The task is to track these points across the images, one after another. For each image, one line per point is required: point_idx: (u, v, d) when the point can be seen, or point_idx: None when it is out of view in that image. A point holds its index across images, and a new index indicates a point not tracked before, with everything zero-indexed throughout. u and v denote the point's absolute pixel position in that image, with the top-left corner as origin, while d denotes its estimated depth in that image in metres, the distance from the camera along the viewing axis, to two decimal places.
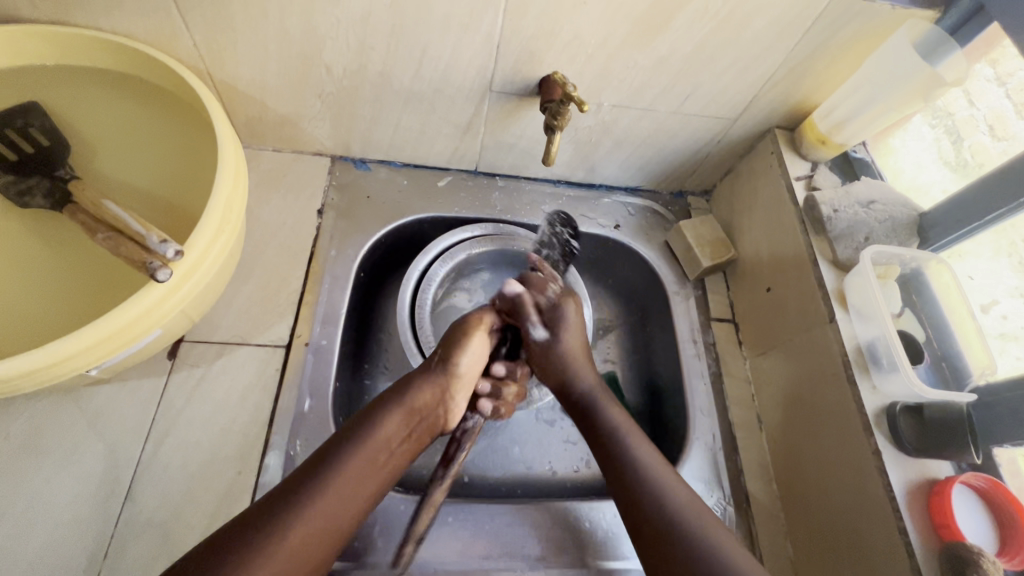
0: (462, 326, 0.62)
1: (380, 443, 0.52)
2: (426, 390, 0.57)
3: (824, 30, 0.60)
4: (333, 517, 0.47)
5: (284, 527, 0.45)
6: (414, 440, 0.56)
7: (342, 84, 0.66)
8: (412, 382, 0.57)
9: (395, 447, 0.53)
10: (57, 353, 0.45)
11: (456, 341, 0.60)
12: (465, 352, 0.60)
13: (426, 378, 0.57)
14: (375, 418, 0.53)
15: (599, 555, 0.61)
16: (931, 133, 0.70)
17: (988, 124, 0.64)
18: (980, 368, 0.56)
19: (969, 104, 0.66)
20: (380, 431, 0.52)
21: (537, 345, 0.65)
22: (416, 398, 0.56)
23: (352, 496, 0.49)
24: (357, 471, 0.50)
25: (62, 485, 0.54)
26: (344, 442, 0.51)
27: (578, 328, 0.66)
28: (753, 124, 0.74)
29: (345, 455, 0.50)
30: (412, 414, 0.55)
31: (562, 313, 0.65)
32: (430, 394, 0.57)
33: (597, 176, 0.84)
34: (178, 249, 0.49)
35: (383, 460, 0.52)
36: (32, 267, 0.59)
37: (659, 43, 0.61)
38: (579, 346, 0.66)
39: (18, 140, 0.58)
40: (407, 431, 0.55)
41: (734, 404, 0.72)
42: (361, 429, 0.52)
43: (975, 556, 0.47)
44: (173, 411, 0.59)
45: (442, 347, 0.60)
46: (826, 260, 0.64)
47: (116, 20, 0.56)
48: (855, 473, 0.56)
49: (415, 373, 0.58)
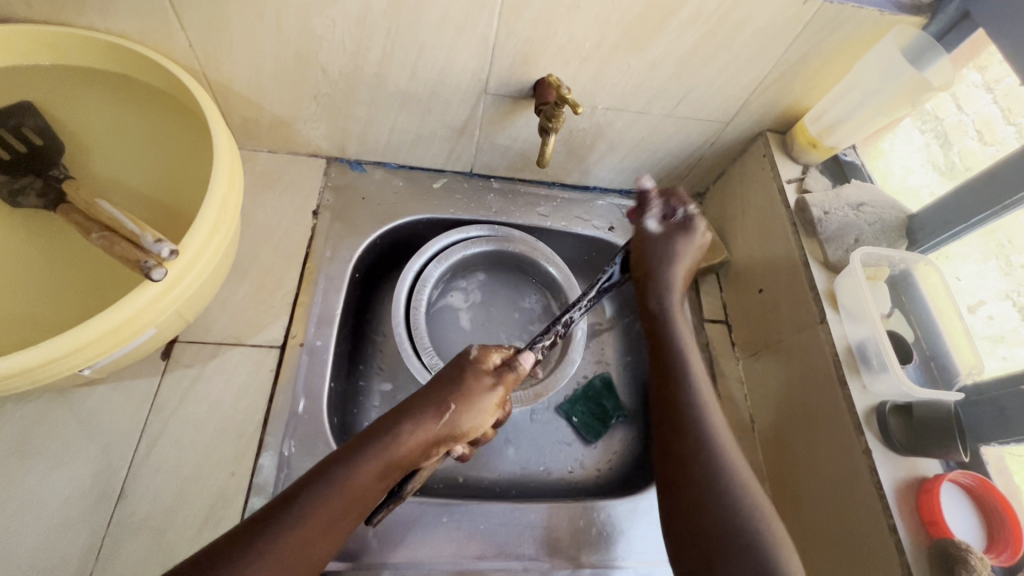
0: (480, 382, 0.58)
1: (350, 496, 0.49)
2: (414, 443, 0.53)
3: (814, 35, 0.61)
4: (286, 572, 0.45)
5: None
6: (386, 489, 0.53)
7: (337, 85, 0.66)
8: (401, 426, 0.53)
9: (366, 500, 0.50)
10: (50, 352, 0.45)
11: (467, 397, 0.56)
12: (470, 412, 0.56)
13: (418, 429, 0.54)
14: (353, 467, 0.50)
15: (592, 555, 0.61)
16: (920, 139, 0.71)
17: (976, 129, 0.65)
18: (967, 367, 0.57)
19: (958, 110, 0.67)
20: (355, 484, 0.50)
21: (646, 232, 0.65)
22: (400, 448, 0.52)
23: (309, 551, 0.47)
24: (320, 526, 0.47)
25: (54, 485, 0.54)
26: (320, 488, 0.48)
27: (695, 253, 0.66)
28: (745, 127, 0.75)
29: (310, 507, 0.47)
30: (393, 466, 0.52)
31: (690, 229, 0.65)
32: (416, 445, 0.53)
33: (592, 178, 0.84)
34: (173, 248, 0.49)
35: (347, 516, 0.49)
36: (25, 266, 0.59)
37: (651, 48, 0.62)
38: (682, 279, 0.65)
39: (11, 140, 0.58)
40: (382, 483, 0.52)
41: (727, 404, 0.72)
42: (337, 477, 0.49)
43: (963, 553, 0.48)
44: (167, 411, 0.59)
45: (452, 401, 0.56)
46: (817, 262, 0.65)
47: (110, 20, 0.56)
48: (845, 471, 0.57)
49: (409, 421, 0.54)
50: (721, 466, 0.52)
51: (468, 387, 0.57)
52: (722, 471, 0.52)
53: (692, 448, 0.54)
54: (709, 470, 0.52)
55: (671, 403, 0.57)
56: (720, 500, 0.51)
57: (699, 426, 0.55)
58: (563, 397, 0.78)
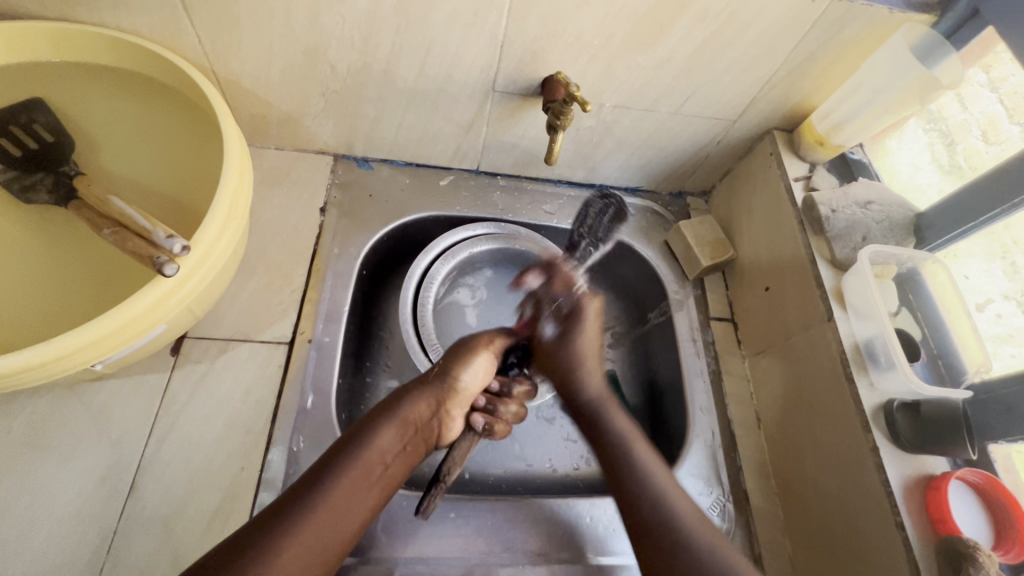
0: (462, 345, 0.63)
1: (376, 459, 0.52)
2: (420, 403, 0.57)
3: (823, 32, 0.61)
4: (330, 533, 0.47)
5: (281, 542, 0.44)
6: (411, 454, 0.56)
7: (346, 82, 0.66)
8: (405, 395, 0.58)
9: (390, 463, 0.53)
10: (63, 347, 0.46)
11: (455, 355, 0.61)
12: (464, 368, 0.61)
13: (423, 392, 0.58)
14: (372, 433, 0.53)
15: (600, 551, 0.61)
16: (926, 138, 0.71)
17: (981, 129, 0.65)
18: (975, 365, 0.57)
19: (963, 109, 0.67)
20: (377, 446, 0.52)
21: (548, 340, 0.69)
22: (408, 412, 0.56)
23: (347, 511, 0.49)
24: (353, 488, 0.50)
25: (66, 479, 0.54)
26: (345, 454, 0.51)
27: (595, 323, 0.70)
28: (752, 125, 0.75)
29: (337, 475, 0.50)
30: (406, 426, 0.56)
31: (580, 317, 0.69)
32: (422, 406, 0.57)
33: (598, 176, 0.84)
34: (184, 244, 0.49)
35: (378, 478, 0.52)
36: (36, 262, 0.59)
37: (659, 45, 0.62)
38: (592, 341, 0.69)
39: (22, 135, 0.58)
40: (403, 445, 0.55)
41: (734, 402, 0.72)
42: (360, 443, 0.52)
43: (970, 550, 0.48)
44: (177, 406, 0.59)
45: (440, 361, 0.62)
46: (824, 260, 0.65)
47: (121, 17, 0.57)
48: (852, 469, 0.57)
49: (411, 387, 0.59)
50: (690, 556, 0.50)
51: (453, 350, 0.62)
52: (689, 551, 0.51)
53: (648, 522, 0.54)
54: (667, 539, 0.52)
55: (615, 481, 0.58)
56: (682, 553, 0.51)
57: (652, 506, 0.55)
58: None
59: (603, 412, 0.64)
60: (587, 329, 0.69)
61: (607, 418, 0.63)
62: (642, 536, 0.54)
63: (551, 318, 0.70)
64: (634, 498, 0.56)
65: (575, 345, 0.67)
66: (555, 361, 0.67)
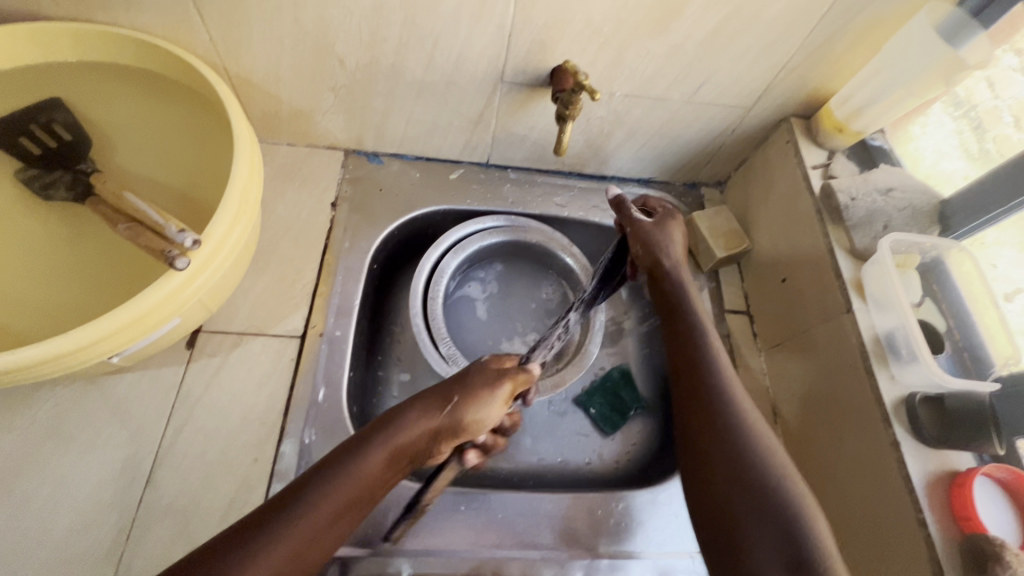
0: (486, 378, 0.58)
1: (362, 488, 0.48)
2: (421, 432, 0.53)
3: (842, 14, 0.59)
4: (298, 565, 0.44)
5: (251, 565, 0.41)
6: (392, 481, 0.52)
7: (354, 77, 0.66)
8: (407, 419, 0.53)
9: (375, 493, 0.50)
10: (78, 341, 0.46)
11: (474, 390, 0.56)
12: (481, 406, 0.56)
13: (431, 418, 0.54)
14: (365, 457, 0.49)
15: (611, 545, 0.61)
16: (952, 124, 0.68)
17: (1013, 115, 0.62)
18: (1005, 358, 0.55)
19: (994, 95, 0.64)
20: (367, 473, 0.49)
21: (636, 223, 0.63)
22: (408, 440, 0.52)
23: (324, 540, 0.46)
24: (331, 519, 0.46)
25: (86, 470, 0.56)
26: (335, 477, 0.47)
27: (682, 244, 0.64)
28: (768, 112, 0.73)
29: (321, 499, 0.46)
30: (401, 456, 0.51)
31: (672, 219, 0.65)
32: (421, 436, 0.53)
33: (609, 167, 0.83)
34: (195, 239, 0.50)
35: (358, 508, 0.49)
36: (55, 257, 0.61)
37: (670, 32, 0.61)
38: (681, 254, 0.63)
39: (41, 136, 0.60)
40: (391, 475, 0.51)
41: (749, 396, 0.71)
42: (351, 468, 0.48)
43: (996, 548, 0.46)
44: (192, 399, 0.60)
45: (457, 389, 0.56)
46: (843, 250, 0.63)
47: (133, 16, 0.57)
48: (872, 465, 0.55)
49: (414, 410, 0.54)
50: (748, 432, 0.49)
51: (473, 381, 0.57)
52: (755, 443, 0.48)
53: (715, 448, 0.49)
54: (726, 444, 0.48)
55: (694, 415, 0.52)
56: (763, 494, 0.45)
57: (729, 411, 0.51)
58: (581, 388, 0.78)
59: (684, 293, 0.60)
60: (676, 234, 0.64)
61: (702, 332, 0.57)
62: (715, 449, 0.49)
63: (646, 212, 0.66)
64: (715, 416, 0.50)
65: (665, 240, 0.63)
66: (642, 241, 0.62)
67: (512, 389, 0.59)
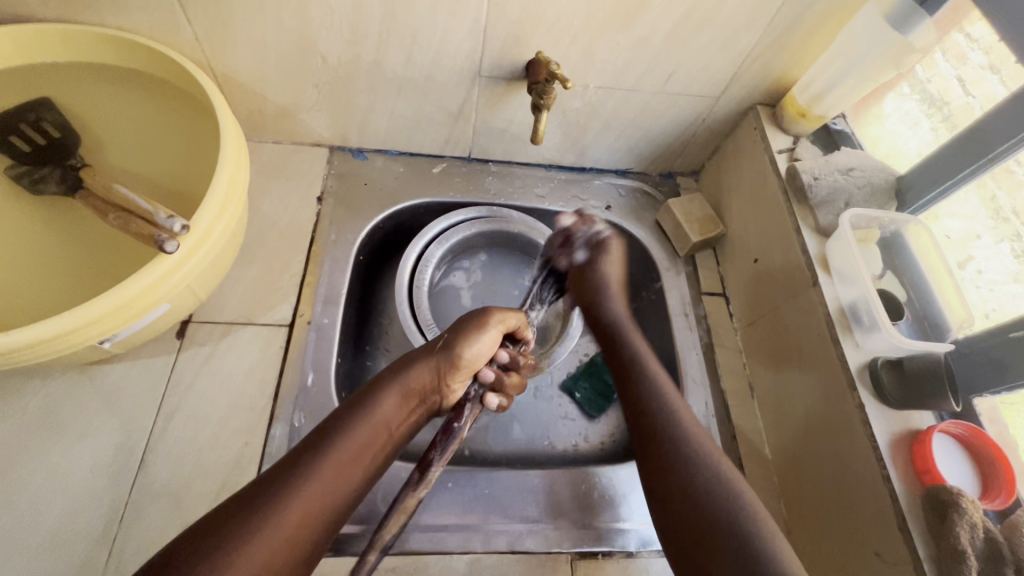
0: (474, 319, 0.65)
1: (377, 428, 0.54)
2: (424, 371, 0.60)
3: (798, 4, 0.62)
4: (326, 499, 0.49)
5: (279, 505, 0.46)
6: (410, 422, 0.59)
7: (336, 73, 0.69)
8: (412, 362, 0.60)
9: (392, 430, 0.56)
10: (68, 323, 0.48)
11: (459, 329, 0.64)
12: (470, 343, 0.63)
13: (427, 361, 0.60)
14: (376, 400, 0.56)
15: (595, 517, 0.62)
16: (929, 124, 0.68)
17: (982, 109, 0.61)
18: (959, 322, 0.57)
19: (965, 92, 0.64)
20: (381, 413, 0.55)
21: (577, 264, 0.74)
22: (412, 379, 0.59)
23: (352, 471, 0.51)
24: (352, 455, 0.52)
25: (78, 457, 0.57)
26: (350, 420, 0.54)
27: (618, 263, 0.74)
28: (736, 101, 0.77)
29: (341, 437, 0.52)
30: (410, 395, 0.58)
31: (605, 249, 0.74)
32: (425, 375, 0.60)
33: (587, 159, 0.86)
34: (184, 223, 0.52)
35: (379, 446, 0.55)
36: (46, 251, 0.62)
37: (638, 25, 0.64)
38: (617, 277, 0.74)
39: (30, 133, 0.61)
40: (405, 412, 0.58)
41: (726, 372, 0.74)
42: (362, 410, 0.55)
43: (955, 497, 0.48)
44: (183, 387, 0.61)
45: (445, 333, 0.63)
46: (809, 228, 0.66)
47: (120, 15, 0.59)
48: (840, 431, 0.58)
49: (415, 355, 0.61)
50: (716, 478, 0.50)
51: (459, 324, 0.64)
52: (690, 444, 0.53)
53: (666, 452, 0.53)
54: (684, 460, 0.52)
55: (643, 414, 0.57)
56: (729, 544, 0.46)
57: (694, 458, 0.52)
58: (566, 373, 0.80)
59: (627, 338, 0.66)
60: (611, 263, 0.74)
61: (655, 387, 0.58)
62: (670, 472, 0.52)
63: (582, 247, 0.74)
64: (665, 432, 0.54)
65: (602, 277, 0.73)
66: (586, 284, 0.73)
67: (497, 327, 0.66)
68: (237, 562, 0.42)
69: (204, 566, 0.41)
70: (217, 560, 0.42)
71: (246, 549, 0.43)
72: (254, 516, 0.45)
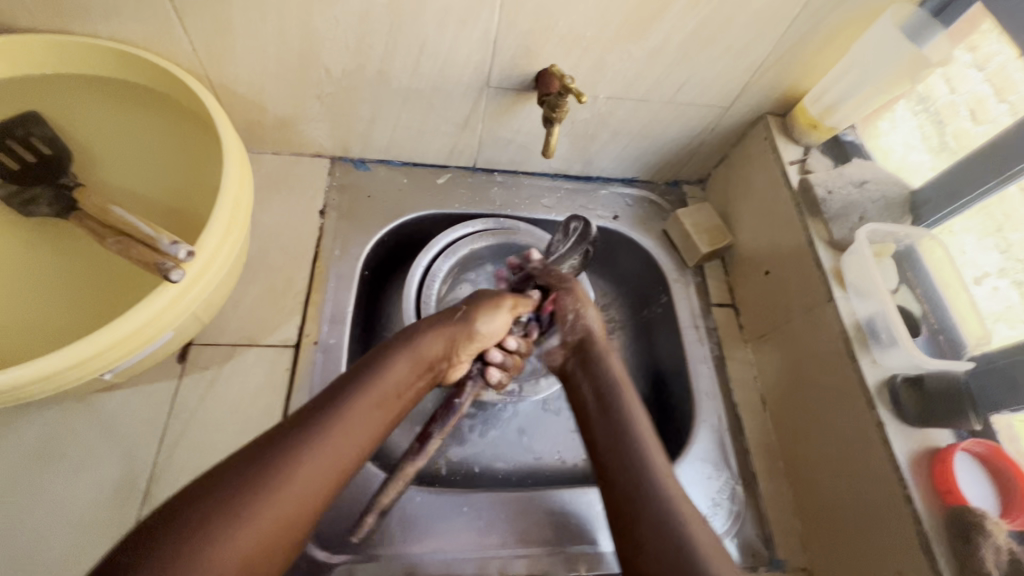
0: (485, 296, 0.66)
1: (388, 388, 0.54)
2: (436, 339, 0.60)
3: (813, 16, 0.62)
4: (335, 462, 0.48)
5: (287, 471, 0.45)
6: (418, 389, 0.59)
7: (340, 84, 0.66)
8: (422, 330, 0.60)
9: (402, 393, 0.56)
10: (70, 357, 0.46)
11: (479, 304, 0.65)
12: (484, 316, 0.64)
13: (441, 329, 0.61)
14: (386, 363, 0.55)
15: (611, 539, 0.62)
16: (915, 119, 0.71)
17: (969, 109, 0.65)
18: (976, 338, 0.58)
19: (951, 91, 0.67)
20: (391, 376, 0.55)
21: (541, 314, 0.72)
22: (424, 346, 0.59)
23: (360, 433, 0.51)
24: (363, 415, 0.51)
25: (79, 491, 0.54)
26: (359, 381, 0.53)
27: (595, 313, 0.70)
28: (746, 111, 0.76)
29: (352, 397, 0.51)
30: (420, 363, 0.58)
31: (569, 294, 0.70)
32: (436, 342, 0.60)
33: (594, 168, 0.85)
34: (189, 250, 0.50)
35: (390, 406, 0.54)
36: (40, 275, 0.60)
37: (651, 35, 0.62)
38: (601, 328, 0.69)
39: (19, 149, 0.59)
40: (415, 378, 0.57)
41: (738, 386, 0.73)
42: (373, 372, 0.54)
43: (978, 519, 0.49)
44: (186, 414, 0.59)
45: (463, 304, 0.64)
46: (823, 242, 0.66)
47: (114, 26, 0.56)
48: (857, 447, 0.58)
49: (427, 324, 0.61)
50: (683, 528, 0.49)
51: (477, 297, 0.65)
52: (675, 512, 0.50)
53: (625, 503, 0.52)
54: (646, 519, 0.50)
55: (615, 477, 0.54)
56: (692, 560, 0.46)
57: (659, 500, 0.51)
58: None
59: (601, 356, 0.65)
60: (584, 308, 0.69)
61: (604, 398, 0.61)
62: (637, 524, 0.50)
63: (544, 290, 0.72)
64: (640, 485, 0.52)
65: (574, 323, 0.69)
66: (576, 334, 0.68)
67: (513, 303, 0.67)
68: (237, 532, 0.41)
69: (206, 533, 0.40)
70: (213, 529, 0.41)
71: (251, 515, 0.42)
72: (259, 479, 0.44)
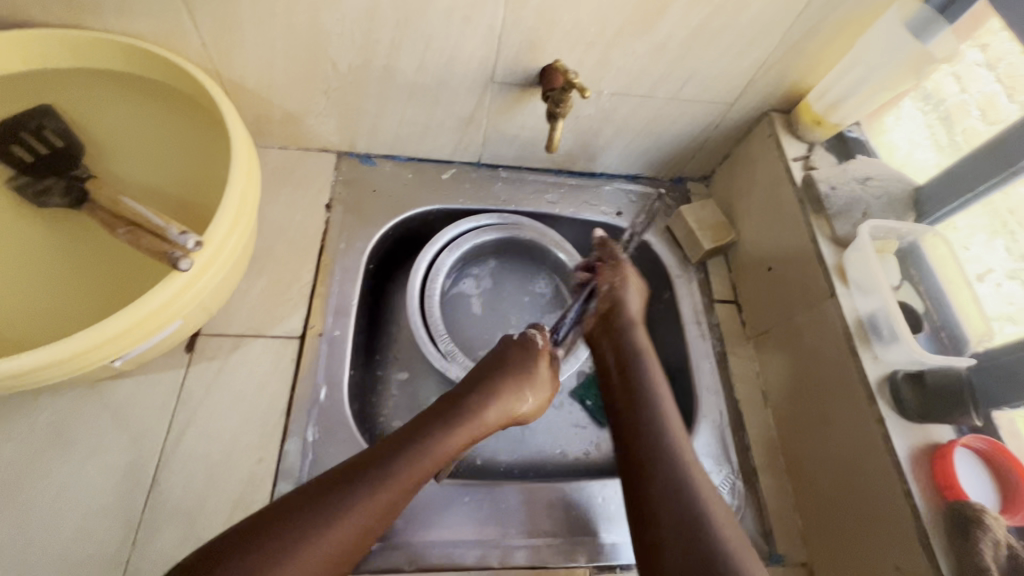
0: (539, 366, 0.64)
1: (435, 463, 0.54)
2: (492, 415, 0.59)
3: (817, 13, 0.62)
4: (364, 534, 0.49)
5: (322, 533, 0.47)
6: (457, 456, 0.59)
7: (346, 79, 0.67)
8: (480, 403, 0.59)
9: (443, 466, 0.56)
10: (80, 344, 0.47)
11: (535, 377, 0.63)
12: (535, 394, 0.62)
13: (499, 404, 0.59)
14: (439, 440, 0.55)
15: (612, 531, 0.62)
16: (923, 119, 0.71)
17: (980, 109, 0.65)
18: (978, 335, 0.58)
19: (961, 90, 0.67)
20: (441, 454, 0.54)
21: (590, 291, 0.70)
22: (480, 424, 0.58)
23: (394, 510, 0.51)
24: (402, 494, 0.51)
25: (88, 477, 0.55)
26: (407, 458, 0.53)
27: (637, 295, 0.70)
28: (750, 107, 0.76)
29: (396, 474, 0.51)
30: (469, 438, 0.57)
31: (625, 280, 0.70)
32: (490, 419, 0.59)
33: (598, 165, 0.85)
34: (197, 240, 0.51)
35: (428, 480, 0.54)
36: (52, 265, 0.61)
37: (655, 31, 0.63)
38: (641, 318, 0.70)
39: (33, 141, 0.60)
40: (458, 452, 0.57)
41: (740, 382, 0.73)
42: (424, 448, 0.54)
43: (979, 515, 0.49)
44: (193, 403, 0.60)
45: (526, 378, 0.62)
46: (826, 238, 0.66)
47: (126, 21, 0.57)
48: (858, 442, 0.58)
49: (488, 396, 0.59)
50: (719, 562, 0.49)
51: (537, 370, 0.63)
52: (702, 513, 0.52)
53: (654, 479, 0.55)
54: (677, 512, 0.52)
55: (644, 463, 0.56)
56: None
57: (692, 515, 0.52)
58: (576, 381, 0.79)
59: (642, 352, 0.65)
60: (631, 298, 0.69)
61: (611, 376, 0.63)
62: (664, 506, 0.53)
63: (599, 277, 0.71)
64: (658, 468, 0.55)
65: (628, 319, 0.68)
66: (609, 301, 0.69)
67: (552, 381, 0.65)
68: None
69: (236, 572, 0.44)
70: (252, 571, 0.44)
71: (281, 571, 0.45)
72: (297, 539, 0.46)
